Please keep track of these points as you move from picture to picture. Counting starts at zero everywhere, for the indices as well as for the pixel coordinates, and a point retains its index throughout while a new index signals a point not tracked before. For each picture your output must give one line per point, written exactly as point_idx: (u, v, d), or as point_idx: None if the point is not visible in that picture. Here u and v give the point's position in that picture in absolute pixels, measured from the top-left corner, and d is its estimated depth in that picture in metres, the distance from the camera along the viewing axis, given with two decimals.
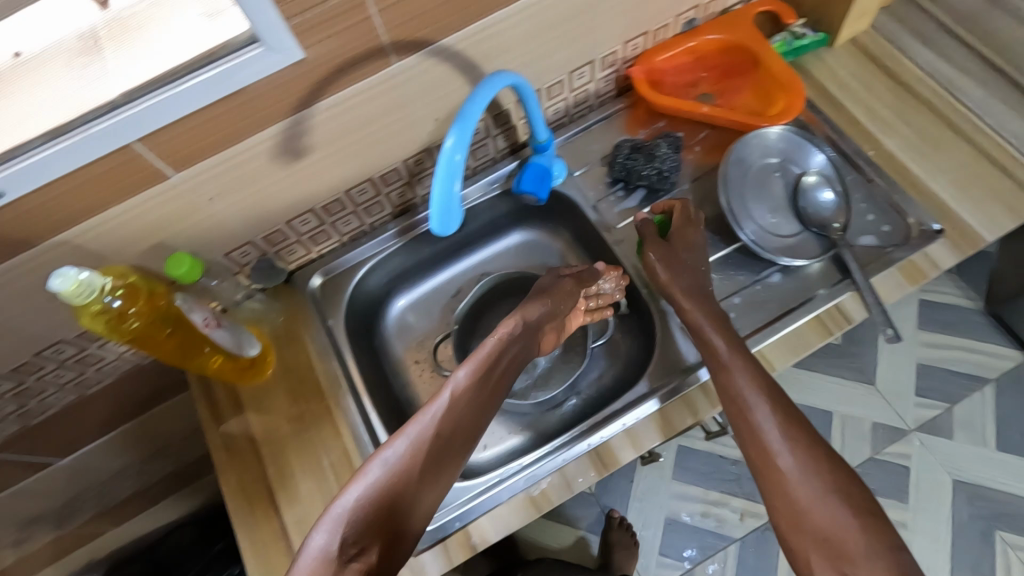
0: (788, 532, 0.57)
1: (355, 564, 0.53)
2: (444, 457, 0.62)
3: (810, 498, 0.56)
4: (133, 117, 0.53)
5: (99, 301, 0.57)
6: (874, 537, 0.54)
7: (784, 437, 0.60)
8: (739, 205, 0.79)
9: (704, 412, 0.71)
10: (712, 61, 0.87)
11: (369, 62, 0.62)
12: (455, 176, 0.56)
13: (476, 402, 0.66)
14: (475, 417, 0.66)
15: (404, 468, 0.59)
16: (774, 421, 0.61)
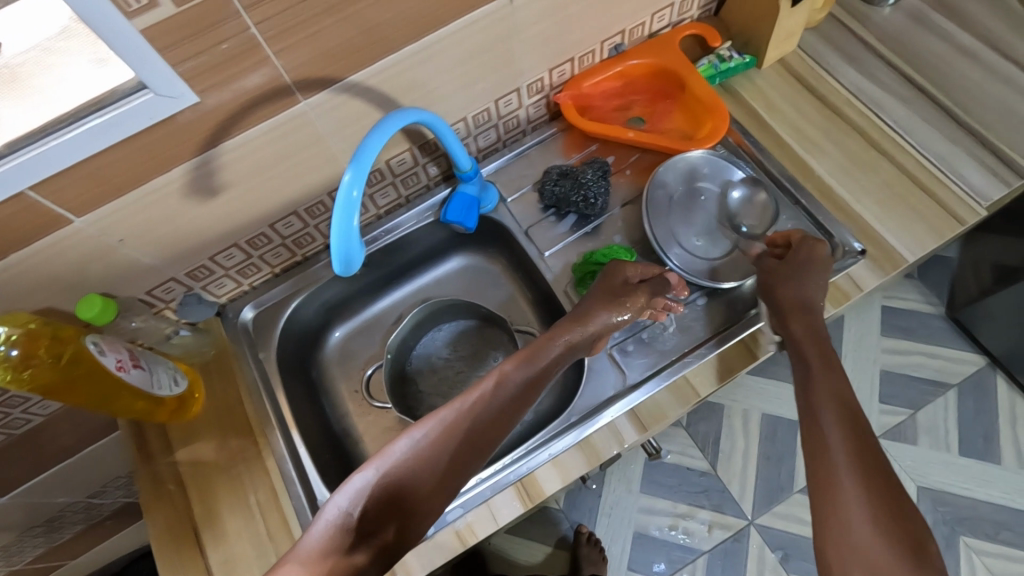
0: (828, 548, 0.54)
1: (372, 539, 0.54)
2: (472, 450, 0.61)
3: (861, 517, 0.54)
4: (21, 167, 0.52)
5: None
6: (920, 567, 0.51)
7: (852, 455, 0.57)
8: (664, 229, 0.79)
9: (629, 440, 0.71)
10: (641, 85, 0.87)
11: (274, 101, 0.62)
12: (354, 212, 0.55)
13: (514, 402, 0.64)
14: (518, 407, 0.64)
15: (423, 454, 0.58)
16: (840, 436, 0.59)
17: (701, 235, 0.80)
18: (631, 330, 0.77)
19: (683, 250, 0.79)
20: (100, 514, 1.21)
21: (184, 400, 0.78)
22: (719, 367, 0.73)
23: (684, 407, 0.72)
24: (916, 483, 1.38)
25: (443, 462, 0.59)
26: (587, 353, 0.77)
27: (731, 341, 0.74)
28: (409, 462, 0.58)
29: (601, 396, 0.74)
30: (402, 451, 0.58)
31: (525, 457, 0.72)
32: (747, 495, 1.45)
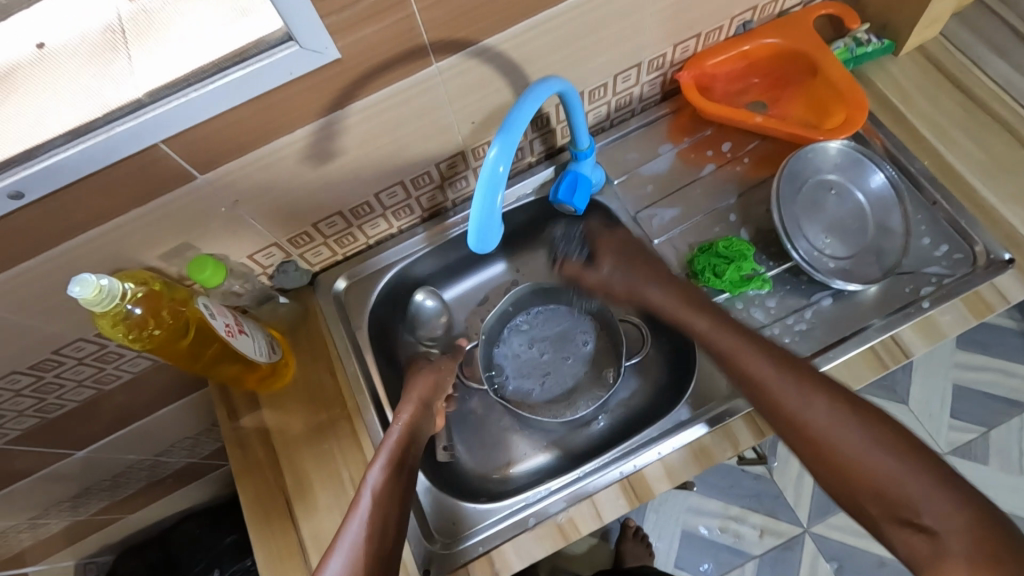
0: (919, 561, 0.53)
1: None
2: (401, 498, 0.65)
3: (923, 496, 0.55)
4: (156, 120, 0.49)
5: (120, 307, 0.55)
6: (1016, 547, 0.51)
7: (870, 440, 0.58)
8: (792, 222, 0.74)
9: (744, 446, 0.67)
10: (765, 68, 0.81)
11: (408, 62, 0.58)
12: (497, 189, 0.52)
13: (397, 491, 0.65)
14: (405, 495, 0.65)
15: (369, 522, 0.62)
16: (862, 450, 0.58)
17: (828, 233, 0.75)
18: (749, 329, 0.73)
19: (809, 246, 0.74)
20: (162, 473, 1.22)
21: (276, 372, 0.77)
22: (846, 375, 0.68)
23: None
24: None
25: (383, 520, 0.62)
26: (698, 351, 0.73)
27: (861, 347, 0.69)
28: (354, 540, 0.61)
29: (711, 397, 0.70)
30: (351, 537, 0.61)
31: (630, 455, 0.69)
32: (803, 502, 1.40)
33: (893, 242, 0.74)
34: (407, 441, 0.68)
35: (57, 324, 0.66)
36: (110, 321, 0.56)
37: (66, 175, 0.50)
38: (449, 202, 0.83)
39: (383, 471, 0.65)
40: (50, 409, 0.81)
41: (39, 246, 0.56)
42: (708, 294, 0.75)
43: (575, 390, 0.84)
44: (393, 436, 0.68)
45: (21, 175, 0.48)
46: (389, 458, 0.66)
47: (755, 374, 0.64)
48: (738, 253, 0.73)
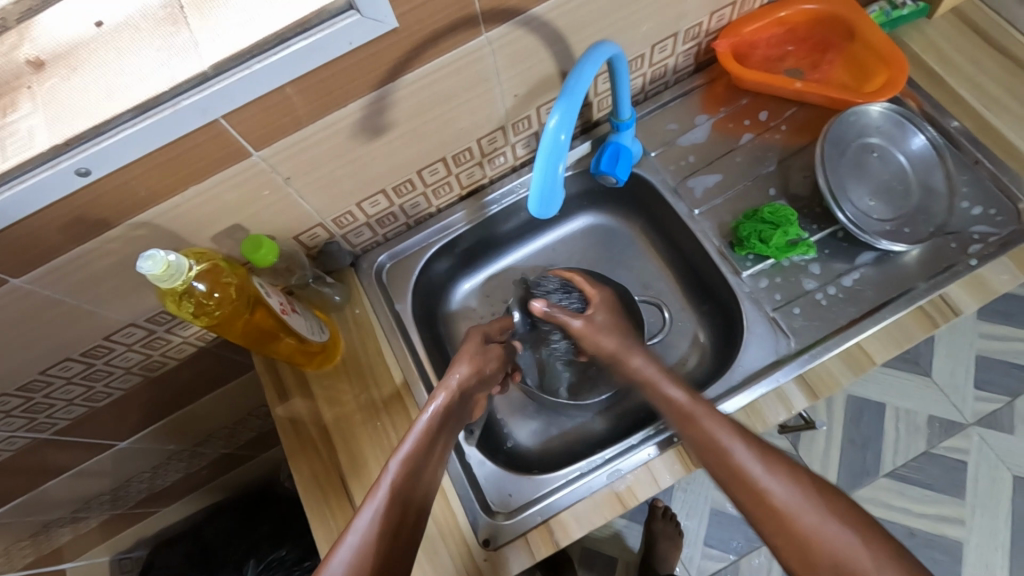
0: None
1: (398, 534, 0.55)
2: (421, 489, 0.59)
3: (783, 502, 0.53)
4: (221, 92, 0.49)
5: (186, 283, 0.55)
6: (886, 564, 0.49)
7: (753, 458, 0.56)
8: (837, 186, 0.74)
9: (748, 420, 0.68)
10: (803, 32, 0.81)
11: (458, 32, 0.58)
12: (560, 159, 0.52)
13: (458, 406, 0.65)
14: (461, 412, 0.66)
15: (387, 510, 0.56)
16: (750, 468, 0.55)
17: (871, 195, 0.75)
18: (795, 294, 0.73)
19: (854, 208, 0.74)
20: (197, 464, 1.23)
21: (320, 356, 0.77)
22: (897, 334, 0.69)
23: (856, 375, 0.68)
24: (1012, 472, 1.37)
25: (403, 511, 0.57)
26: (746, 316, 0.73)
27: (910, 307, 0.69)
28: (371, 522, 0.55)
29: (760, 362, 0.71)
30: (367, 519, 0.55)
31: None
32: (832, 477, 1.42)
33: (937, 204, 0.74)
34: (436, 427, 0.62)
35: (112, 308, 0.67)
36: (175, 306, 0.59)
37: (129, 151, 0.50)
38: (486, 180, 0.84)
39: (412, 460, 0.59)
40: (98, 398, 0.82)
41: (99, 226, 0.56)
42: (752, 260, 0.76)
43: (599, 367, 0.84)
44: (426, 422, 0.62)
45: (90, 150, 0.48)
46: (419, 453, 0.60)
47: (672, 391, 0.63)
48: (783, 219, 0.73)
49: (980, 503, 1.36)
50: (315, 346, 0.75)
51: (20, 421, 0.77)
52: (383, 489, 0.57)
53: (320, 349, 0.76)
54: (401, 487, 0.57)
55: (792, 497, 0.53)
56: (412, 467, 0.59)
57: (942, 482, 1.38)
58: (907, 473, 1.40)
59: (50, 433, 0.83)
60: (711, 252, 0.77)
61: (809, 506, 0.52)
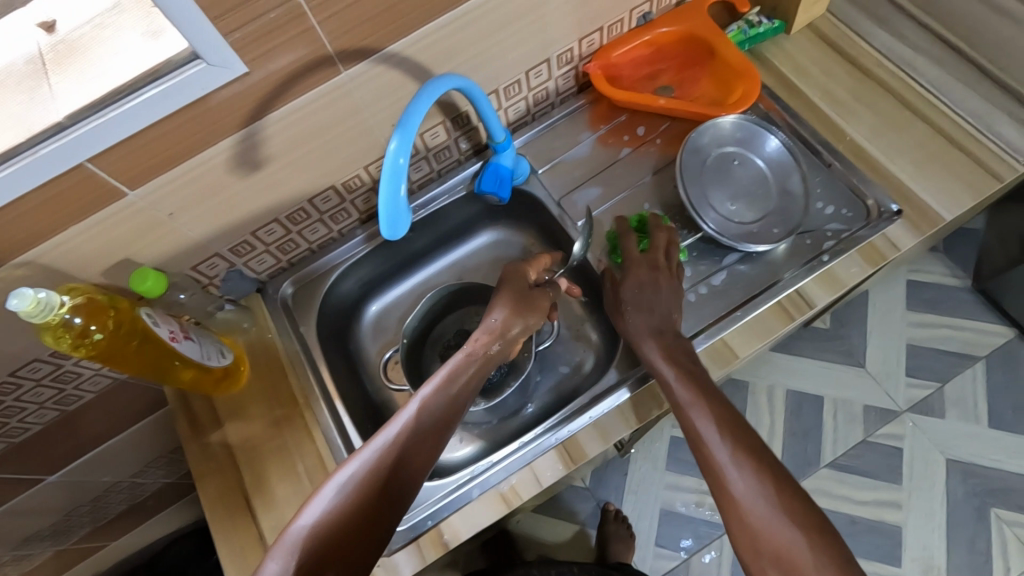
0: None
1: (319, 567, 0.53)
2: (385, 502, 0.58)
3: (773, 526, 0.55)
4: (80, 139, 0.53)
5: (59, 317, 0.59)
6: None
7: (735, 463, 0.59)
8: (699, 194, 0.80)
9: (610, 440, 0.72)
10: (669, 53, 0.88)
11: (317, 71, 0.63)
12: (401, 180, 0.57)
13: (428, 428, 0.63)
14: (433, 440, 0.63)
15: (329, 509, 0.56)
16: (751, 495, 0.57)
17: (735, 200, 0.81)
18: None
19: (718, 215, 0.79)
20: (142, 494, 1.25)
21: (219, 380, 0.80)
22: (758, 328, 0.74)
23: (721, 369, 0.73)
24: (944, 454, 1.42)
25: (353, 518, 0.56)
26: (623, 320, 0.78)
27: (769, 302, 0.74)
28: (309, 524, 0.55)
29: (636, 359, 0.76)
30: (310, 516, 0.56)
31: (562, 420, 0.73)
32: None
33: (795, 204, 0.79)
34: (411, 439, 0.62)
35: (12, 345, 0.70)
36: (56, 338, 0.62)
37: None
38: None
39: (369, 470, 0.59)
40: (16, 433, 0.84)
41: None
42: None
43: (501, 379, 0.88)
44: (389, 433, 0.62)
45: None
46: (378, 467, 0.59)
47: (667, 380, 0.66)
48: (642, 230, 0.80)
49: (915, 486, 1.41)
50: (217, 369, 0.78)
51: None
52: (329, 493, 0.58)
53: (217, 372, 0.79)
54: (350, 496, 0.57)
55: (795, 540, 0.54)
56: (371, 478, 0.58)
57: (877, 468, 1.43)
58: (846, 461, 1.45)
59: None
60: (593, 260, 0.82)
61: (802, 539, 0.53)
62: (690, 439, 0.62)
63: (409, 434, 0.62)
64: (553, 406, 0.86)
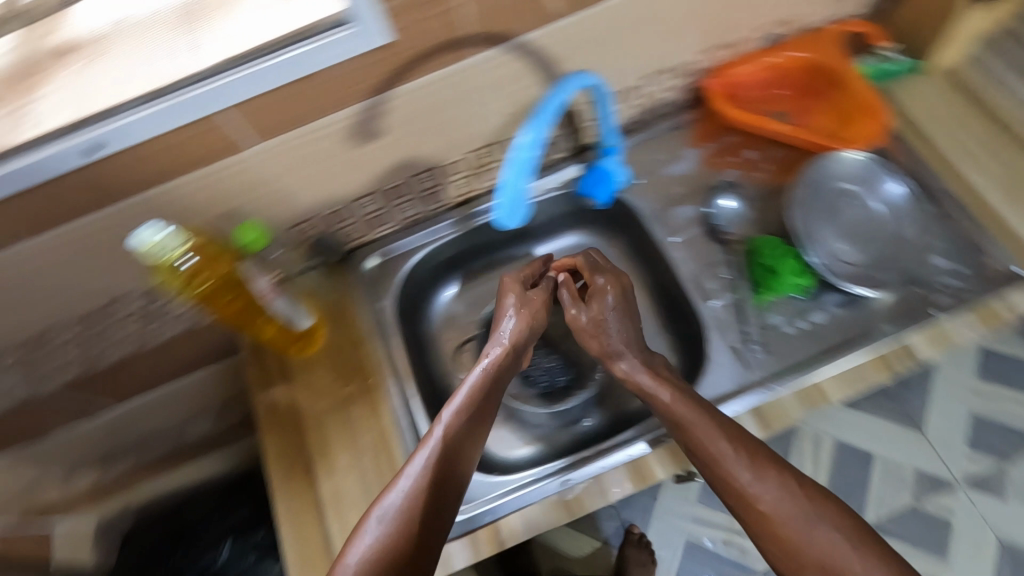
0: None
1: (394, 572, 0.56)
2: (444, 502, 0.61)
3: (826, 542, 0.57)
4: (223, 88, 0.54)
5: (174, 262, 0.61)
6: None
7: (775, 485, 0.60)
8: (808, 228, 0.76)
9: (683, 465, 0.70)
10: (793, 79, 0.83)
11: (450, 52, 0.62)
12: (527, 171, 0.58)
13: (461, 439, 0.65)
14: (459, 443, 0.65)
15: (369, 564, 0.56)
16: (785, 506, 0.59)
17: (844, 239, 0.77)
18: (762, 328, 0.75)
19: (826, 252, 0.76)
20: (188, 439, 1.28)
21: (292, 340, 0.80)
22: (853, 377, 0.69)
23: (808, 412, 0.69)
24: (996, 535, 1.34)
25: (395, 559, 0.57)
26: (709, 345, 0.75)
27: (868, 351, 0.69)
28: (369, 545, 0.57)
29: (720, 390, 0.73)
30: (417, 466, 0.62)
31: (636, 437, 0.72)
32: None
33: (906, 253, 0.76)
34: (451, 451, 0.63)
35: (112, 278, 0.72)
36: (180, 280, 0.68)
37: (134, 135, 0.55)
38: (479, 191, 0.87)
39: (422, 486, 0.60)
40: (94, 363, 0.87)
41: (103, 202, 0.61)
42: (724, 292, 0.78)
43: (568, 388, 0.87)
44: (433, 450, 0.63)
45: (99, 132, 0.53)
46: (430, 486, 0.61)
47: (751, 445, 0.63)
48: (783, 257, 0.75)
49: (961, 564, 1.33)
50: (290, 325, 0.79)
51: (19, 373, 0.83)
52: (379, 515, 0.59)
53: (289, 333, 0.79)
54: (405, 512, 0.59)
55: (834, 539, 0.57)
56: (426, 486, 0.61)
57: (924, 539, 1.36)
58: (889, 526, 1.38)
59: (48, 388, 0.88)
60: (684, 279, 0.80)
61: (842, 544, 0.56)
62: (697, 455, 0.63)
63: (449, 442, 0.64)
64: (615, 422, 0.85)
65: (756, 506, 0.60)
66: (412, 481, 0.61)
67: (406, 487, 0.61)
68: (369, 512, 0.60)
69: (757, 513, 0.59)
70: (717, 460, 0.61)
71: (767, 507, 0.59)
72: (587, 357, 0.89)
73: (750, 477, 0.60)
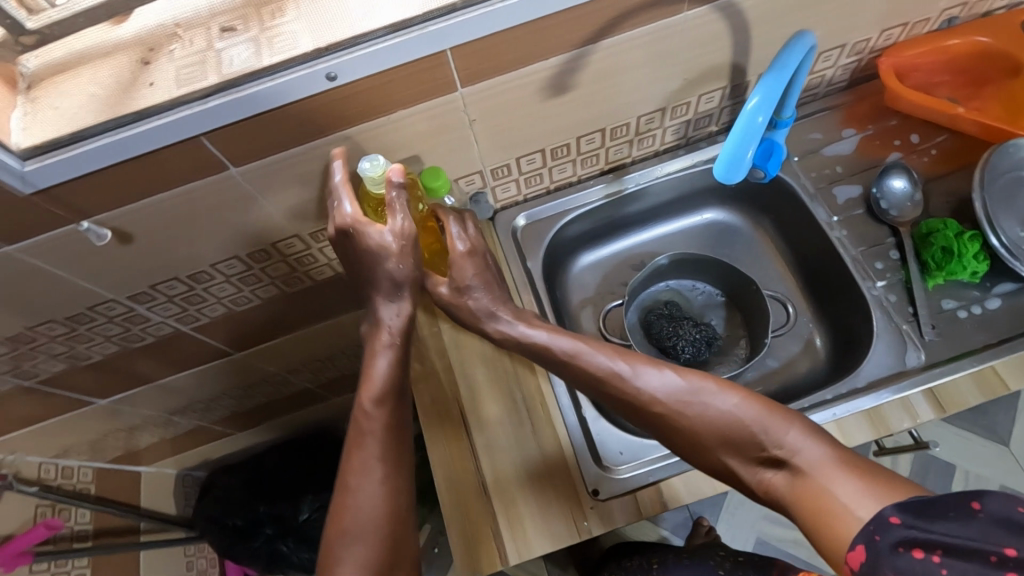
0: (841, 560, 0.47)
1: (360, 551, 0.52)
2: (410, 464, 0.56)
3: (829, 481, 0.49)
4: (462, 23, 0.55)
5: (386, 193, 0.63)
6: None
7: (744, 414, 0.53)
8: (990, 213, 0.74)
9: (853, 442, 0.69)
10: (962, 65, 0.82)
11: (664, 6, 0.63)
12: (751, 138, 0.57)
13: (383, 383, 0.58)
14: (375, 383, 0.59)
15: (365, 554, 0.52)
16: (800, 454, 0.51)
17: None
18: (932, 312, 0.74)
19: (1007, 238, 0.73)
20: (284, 392, 1.30)
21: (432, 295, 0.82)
22: None
23: (986, 397, 0.68)
24: None
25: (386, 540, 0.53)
26: (874, 324, 0.75)
27: None
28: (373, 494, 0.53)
29: (884, 370, 0.72)
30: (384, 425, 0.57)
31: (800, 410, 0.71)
32: None
33: None
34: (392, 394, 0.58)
35: (291, 214, 0.74)
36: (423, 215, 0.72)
37: (372, 65, 0.56)
38: (630, 159, 0.88)
39: (385, 418, 0.56)
40: (241, 301, 0.89)
41: (316, 133, 0.62)
42: (887, 274, 0.77)
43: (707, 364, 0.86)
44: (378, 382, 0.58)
45: (343, 58, 0.54)
46: (389, 422, 0.56)
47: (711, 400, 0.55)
48: (963, 244, 0.72)
49: None
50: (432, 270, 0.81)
51: (174, 308, 0.85)
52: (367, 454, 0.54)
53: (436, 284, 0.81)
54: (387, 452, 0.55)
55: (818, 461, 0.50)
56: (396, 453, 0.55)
57: None
58: None
59: (192, 326, 0.91)
60: (846, 259, 0.79)
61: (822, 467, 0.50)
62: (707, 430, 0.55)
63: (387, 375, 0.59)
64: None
65: (683, 414, 0.55)
66: (381, 410, 0.57)
67: (371, 431, 0.56)
68: (353, 458, 0.55)
69: (688, 431, 0.56)
70: (652, 398, 0.57)
71: (729, 419, 0.54)
72: (727, 333, 0.88)
73: (672, 389, 0.56)
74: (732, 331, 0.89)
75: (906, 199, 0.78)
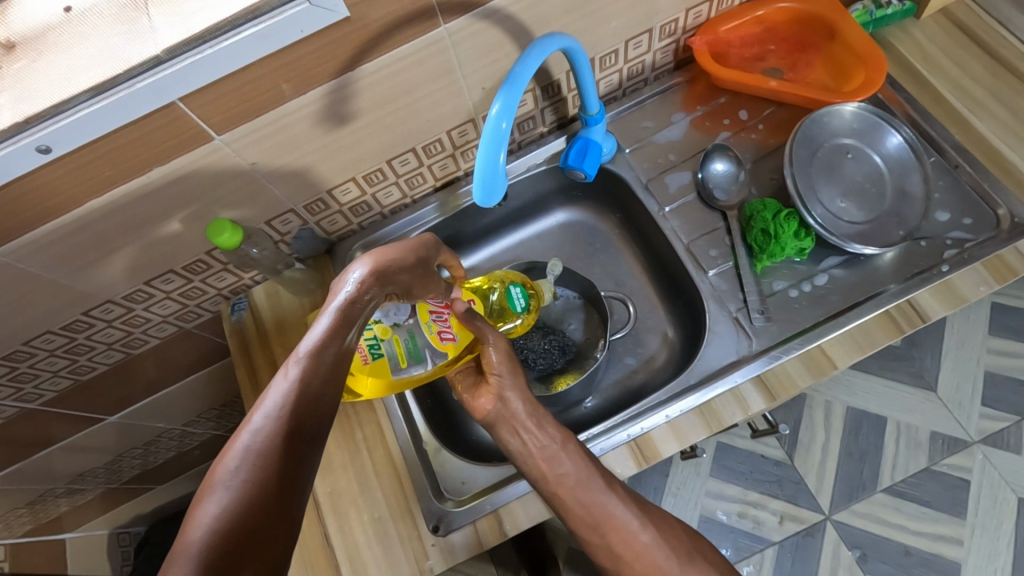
0: None
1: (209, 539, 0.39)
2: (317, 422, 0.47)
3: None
4: (174, 74, 0.51)
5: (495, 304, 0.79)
6: None
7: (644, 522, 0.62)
8: (807, 186, 0.73)
9: (687, 442, 0.67)
10: (783, 33, 0.80)
11: (418, 22, 0.59)
12: (500, 146, 0.53)
13: (327, 359, 0.49)
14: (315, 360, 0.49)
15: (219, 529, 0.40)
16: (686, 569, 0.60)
17: (845, 197, 0.74)
18: (762, 296, 0.72)
19: (825, 210, 0.73)
20: (189, 444, 1.27)
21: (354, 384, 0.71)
22: (861, 339, 0.67)
23: (815, 378, 0.66)
24: (1017, 494, 1.23)
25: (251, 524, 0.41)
26: (709, 316, 0.73)
27: (875, 312, 0.67)
28: (216, 516, 0.40)
29: (720, 362, 0.70)
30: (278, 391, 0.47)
31: (634, 417, 0.69)
32: (825, 489, 1.29)
33: (913, 206, 0.72)
34: (321, 368, 0.49)
35: (89, 285, 0.70)
36: (488, 282, 0.80)
37: (89, 132, 0.52)
38: (461, 172, 0.85)
39: (275, 435, 0.44)
40: (82, 371, 0.85)
41: (67, 204, 0.59)
42: (720, 261, 0.76)
43: (565, 370, 0.84)
44: (282, 396, 0.47)
45: (50, 130, 0.51)
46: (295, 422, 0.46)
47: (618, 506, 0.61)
48: (779, 225, 0.71)
49: (980, 524, 1.22)
50: (368, 343, 0.70)
51: (7, 390, 0.81)
52: (232, 467, 0.43)
53: (392, 365, 0.71)
54: (255, 483, 0.42)
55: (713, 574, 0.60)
56: (289, 410, 0.46)
57: (941, 500, 1.24)
58: (905, 489, 1.26)
59: (38, 403, 0.87)
60: (679, 250, 0.77)
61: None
62: (609, 526, 0.61)
63: (310, 382, 0.48)
64: (617, 401, 0.82)
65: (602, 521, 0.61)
66: (274, 428, 0.45)
67: (262, 430, 0.45)
68: (221, 463, 0.43)
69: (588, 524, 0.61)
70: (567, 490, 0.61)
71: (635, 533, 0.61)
72: (585, 337, 0.86)
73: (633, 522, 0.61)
74: (589, 333, 0.86)
75: (731, 181, 0.78)
